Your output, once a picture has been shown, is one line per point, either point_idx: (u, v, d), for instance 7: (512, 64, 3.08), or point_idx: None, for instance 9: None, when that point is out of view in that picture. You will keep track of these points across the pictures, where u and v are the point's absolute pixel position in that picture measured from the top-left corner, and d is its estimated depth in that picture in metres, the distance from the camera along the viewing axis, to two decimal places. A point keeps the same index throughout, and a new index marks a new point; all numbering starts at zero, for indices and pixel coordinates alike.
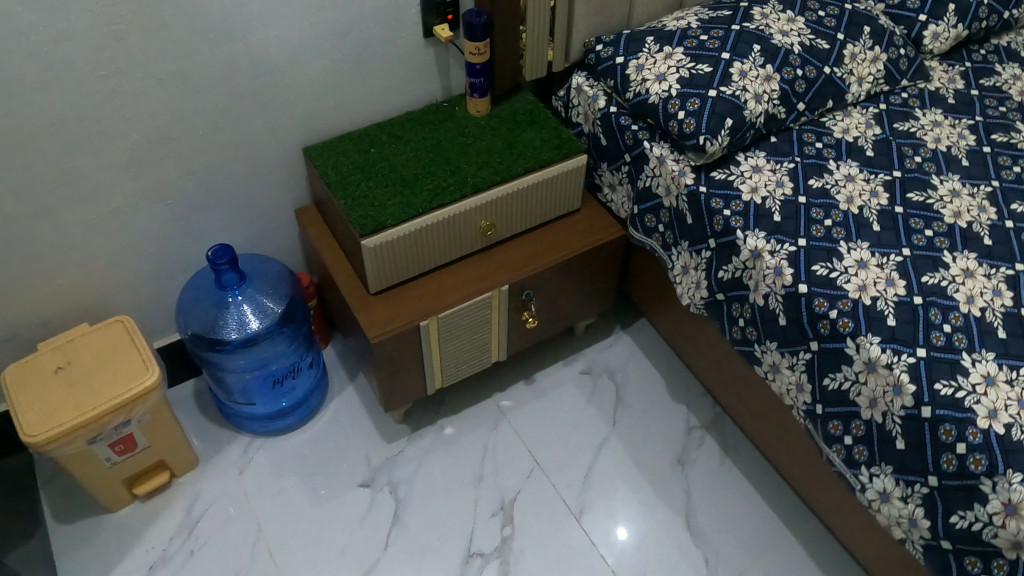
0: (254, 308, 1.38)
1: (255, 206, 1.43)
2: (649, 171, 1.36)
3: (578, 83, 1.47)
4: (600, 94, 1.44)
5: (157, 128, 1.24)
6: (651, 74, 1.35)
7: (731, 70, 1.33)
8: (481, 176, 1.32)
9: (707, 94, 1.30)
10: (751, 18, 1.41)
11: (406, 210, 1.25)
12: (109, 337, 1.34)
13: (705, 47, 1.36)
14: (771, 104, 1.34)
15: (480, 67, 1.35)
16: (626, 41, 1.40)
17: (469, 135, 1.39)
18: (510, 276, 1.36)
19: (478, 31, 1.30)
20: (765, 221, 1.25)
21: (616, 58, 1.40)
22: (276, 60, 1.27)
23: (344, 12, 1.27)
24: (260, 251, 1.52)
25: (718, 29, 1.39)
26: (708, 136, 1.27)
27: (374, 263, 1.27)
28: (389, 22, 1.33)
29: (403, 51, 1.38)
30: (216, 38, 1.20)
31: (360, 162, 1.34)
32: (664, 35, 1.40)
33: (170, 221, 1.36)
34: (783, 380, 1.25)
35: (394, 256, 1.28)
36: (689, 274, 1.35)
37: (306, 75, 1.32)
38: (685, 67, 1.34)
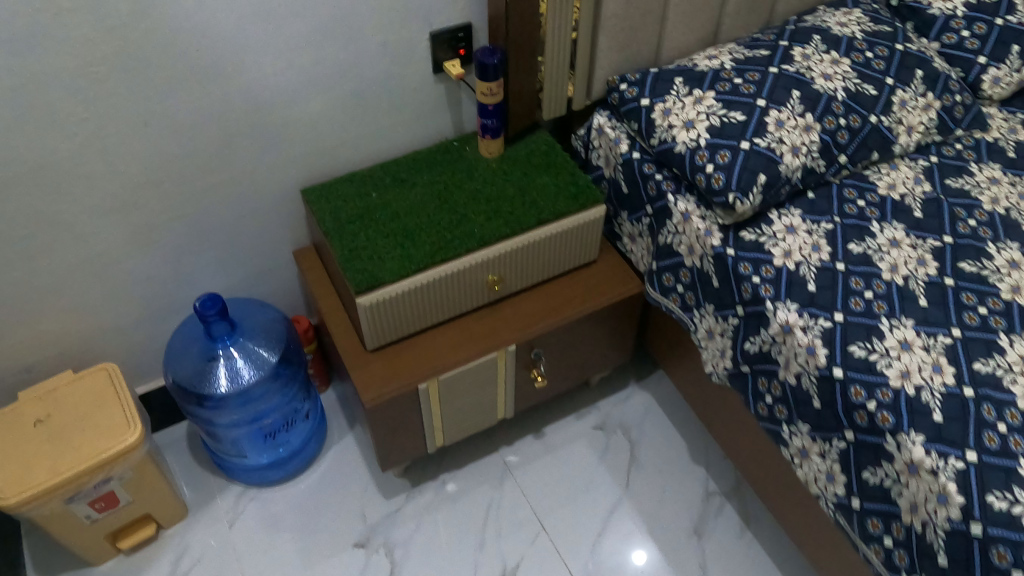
0: (244, 356, 1.30)
1: (251, 248, 1.35)
2: (671, 226, 1.25)
3: (599, 123, 1.35)
4: (623, 137, 1.32)
5: (144, 170, 1.16)
6: (678, 120, 1.23)
7: (767, 119, 1.21)
8: (489, 228, 1.21)
9: (739, 146, 1.18)
10: (791, 59, 1.30)
11: (406, 266, 1.16)
12: (93, 387, 1.28)
13: (739, 92, 1.24)
14: (810, 158, 1.22)
15: (493, 108, 1.24)
16: (652, 82, 1.29)
17: (478, 179, 1.29)
18: (517, 336, 1.26)
19: (491, 71, 1.19)
20: (798, 290, 1.13)
21: (641, 100, 1.28)
22: (272, 99, 1.18)
23: (347, 48, 1.18)
24: (257, 292, 1.44)
25: (754, 72, 1.28)
26: (738, 195, 1.15)
27: (370, 320, 1.17)
28: (397, 59, 1.23)
29: (412, 88, 1.28)
30: (207, 76, 1.11)
31: (361, 207, 1.24)
32: (695, 76, 1.28)
33: (160, 264, 1.29)
34: (811, 467, 1.14)
35: (390, 312, 1.18)
36: (713, 340, 1.24)
37: (305, 114, 1.23)
38: (716, 114, 1.22)
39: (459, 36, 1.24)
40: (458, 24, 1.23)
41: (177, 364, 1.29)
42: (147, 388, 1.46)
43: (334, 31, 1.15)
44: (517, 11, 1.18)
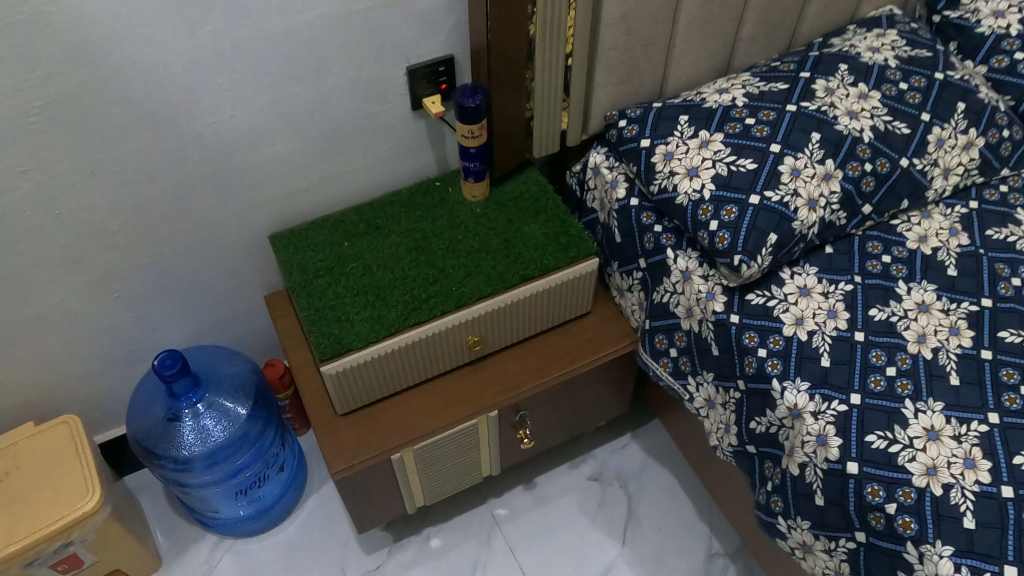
0: (211, 411, 1.21)
1: (219, 294, 1.25)
2: (668, 284, 1.13)
3: (595, 162, 1.22)
4: (620, 179, 1.19)
5: (96, 222, 1.05)
6: (680, 167, 1.11)
7: (780, 168, 1.08)
8: (468, 285, 1.10)
9: (748, 201, 1.05)
10: (812, 95, 1.16)
11: (375, 329, 1.06)
12: (52, 443, 1.21)
13: (751, 135, 1.11)
14: (829, 211, 1.09)
15: (478, 151, 1.12)
16: (654, 120, 1.16)
17: (459, 226, 1.17)
18: (500, 400, 1.15)
19: (475, 113, 1.06)
20: (810, 366, 1.00)
21: (641, 140, 1.15)
22: (234, 145, 1.07)
23: (315, 87, 1.06)
24: (229, 336, 1.34)
25: (770, 110, 1.14)
26: (744, 258, 1.03)
27: (339, 384, 1.08)
28: (372, 95, 1.10)
29: (391, 126, 1.15)
30: (159, 121, 0.99)
31: (330, 258, 1.13)
32: (702, 114, 1.15)
33: (121, 314, 1.19)
34: (816, 563, 1.02)
35: (360, 377, 1.08)
36: (714, 411, 1.13)
37: (271, 158, 1.11)
38: (723, 162, 1.09)
39: (440, 70, 1.11)
40: (439, 57, 1.11)
41: (141, 422, 1.20)
42: (108, 434, 1.39)
43: (301, 69, 1.03)
44: (502, 44, 1.05)
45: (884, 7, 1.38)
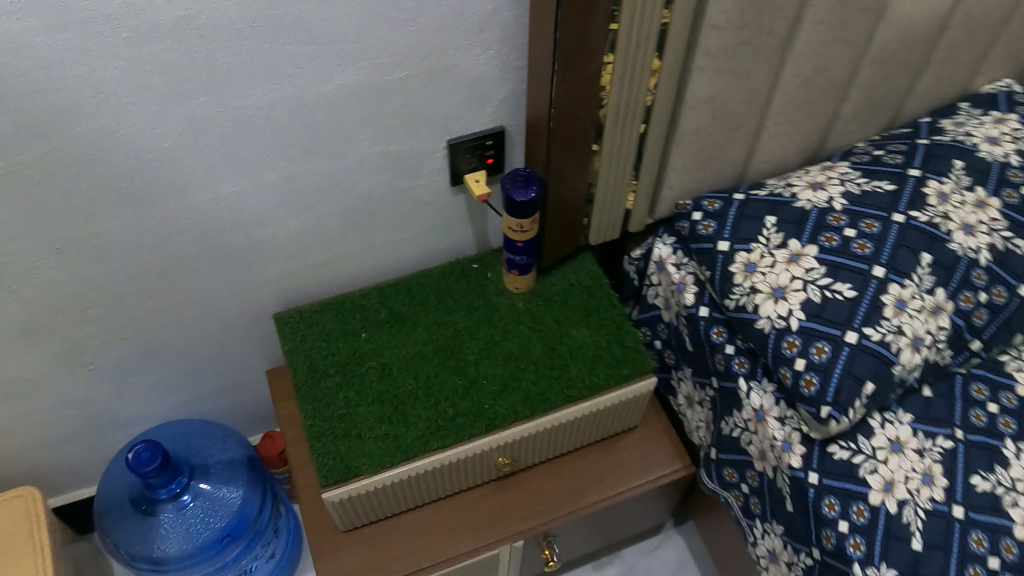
0: (196, 502, 1.06)
1: (213, 369, 1.09)
2: (739, 418, 0.98)
3: (659, 256, 1.04)
4: (689, 281, 1.01)
5: (66, 299, 0.89)
6: (764, 284, 0.94)
7: (884, 299, 0.91)
8: (503, 404, 0.94)
9: (844, 339, 0.89)
10: (922, 201, 0.98)
11: (393, 452, 0.90)
12: (7, 520, 1.04)
13: (850, 251, 0.94)
14: (935, 351, 0.93)
15: (527, 245, 0.94)
16: (735, 218, 0.98)
17: (497, 324, 1.00)
18: (526, 528, 1.01)
19: (529, 207, 0.89)
20: (898, 548, 0.86)
21: (718, 241, 0.98)
22: (236, 222, 0.89)
23: (337, 160, 0.88)
24: (224, 408, 1.18)
25: (873, 219, 0.96)
26: (834, 410, 0.88)
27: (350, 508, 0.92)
28: (406, 169, 0.93)
29: (424, 201, 0.98)
30: (145, 194, 0.82)
31: (344, 354, 0.97)
32: (792, 217, 0.97)
33: (97, 389, 1.03)
34: None
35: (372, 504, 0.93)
36: (776, 565, 0.99)
37: (280, 235, 0.93)
38: (816, 284, 0.92)
39: (487, 144, 0.94)
40: (487, 129, 0.93)
41: (117, 508, 1.07)
42: (63, 498, 1.20)
43: (320, 140, 0.85)
44: (568, 129, 0.87)
45: (1002, 81, 1.16)
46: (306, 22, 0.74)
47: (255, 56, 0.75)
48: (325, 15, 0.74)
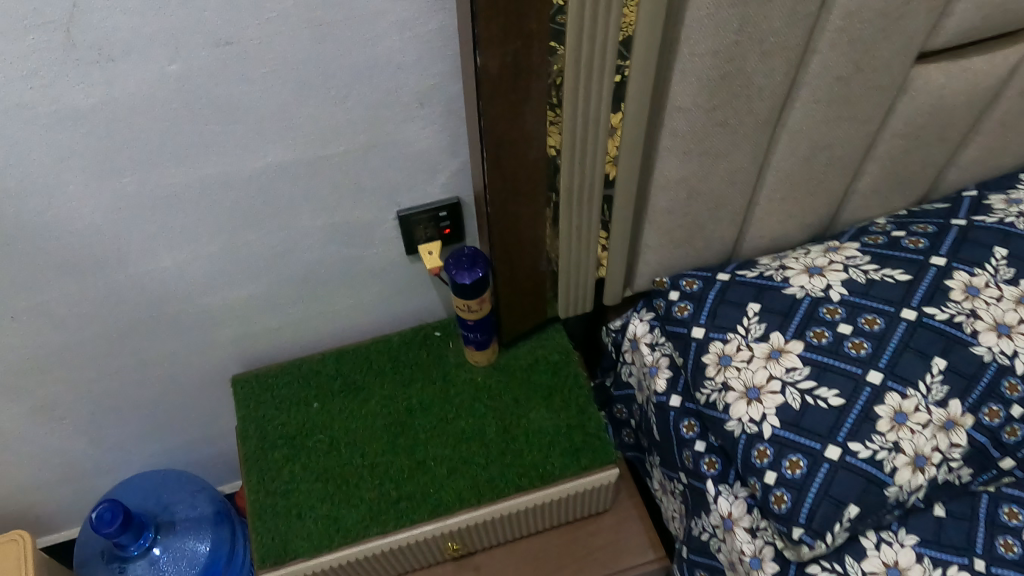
0: (168, 558, 1.05)
1: (189, 419, 1.10)
2: (708, 523, 0.88)
3: (634, 333, 0.95)
4: (663, 364, 0.92)
5: (32, 359, 0.91)
6: (737, 381, 0.83)
7: (878, 410, 0.78)
8: (449, 488, 0.89)
9: (824, 454, 0.78)
10: (942, 296, 0.84)
11: (332, 534, 0.86)
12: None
13: (842, 351, 0.82)
14: (945, 471, 0.78)
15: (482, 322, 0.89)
16: (713, 302, 0.88)
17: (452, 401, 0.96)
18: None
19: (478, 286, 0.84)
20: None
21: (693, 326, 0.88)
22: (191, 288, 0.89)
23: (286, 230, 0.86)
24: (205, 454, 1.19)
25: (876, 314, 0.83)
26: (807, 533, 0.77)
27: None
28: (360, 239, 0.90)
29: (385, 269, 0.94)
30: (94, 265, 0.83)
31: (294, 425, 0.95)
32: (779, 306, 0.86)
33: (77, 437, 1.05)
34: None
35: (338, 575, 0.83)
36: None
37: (237, 300, 0.93)
38: (796, 386, 0.81)
39: (441, 216, 0.88)
40: (442, 201, 0.88)
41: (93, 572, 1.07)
42: (54, 536, 1.24)
43: (263, 213, 0.83)
44: (514, 210, 0.80)
45: None
46: (232, 102, 0.71)
47: (182, 135, 0.73)
48: (250, 95, 0.72)
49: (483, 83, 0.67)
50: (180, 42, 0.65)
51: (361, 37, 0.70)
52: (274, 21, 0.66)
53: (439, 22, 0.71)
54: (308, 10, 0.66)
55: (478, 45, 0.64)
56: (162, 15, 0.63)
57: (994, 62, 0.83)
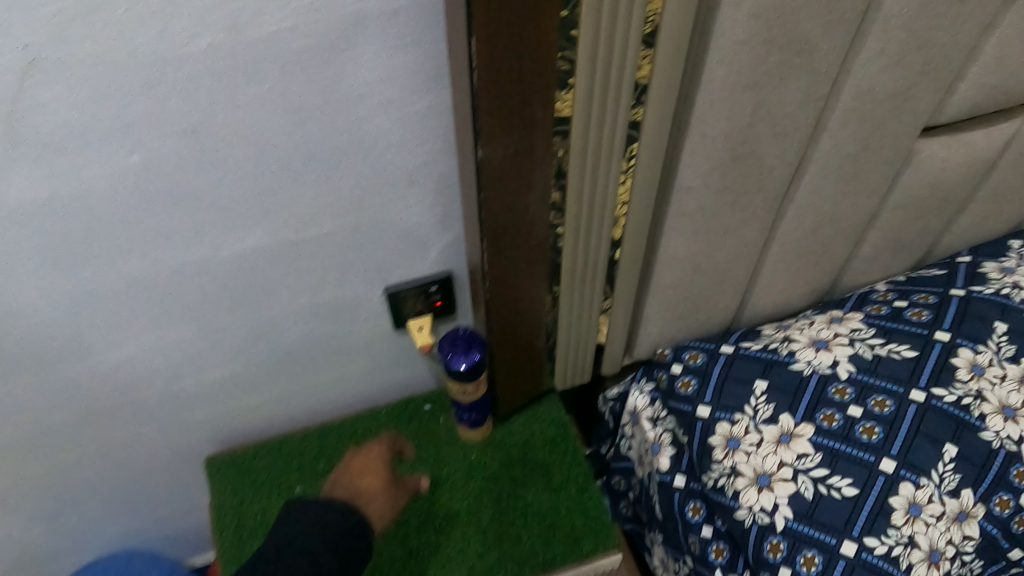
0: None
1: (157, 497, 1.02)
2: None
3: (635, 406, 0.91)
4: (666, 441, 0.87)
5: None
6: (747, 467, 0.79)
7: (894, 502, 0.75)
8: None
9: (839, 551, 0.74)
10: (949, 375, 0.82)
11: None
12: None
13: (853, 436, 0.79)
14: (959, 566, 0.75)
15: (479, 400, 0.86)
16: (718, 378, 0.85)
17: (445, 480, 0.91)
18: None
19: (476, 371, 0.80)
20: None
21: (698, 404, 0.84)
22: (163, 369, 0.83)
23: (267, 310, 0.80)
24: (174, 530, 1.11)
25: (885, 395, 0.81)
26: None
27: (379, 511, 0.81)
28: (346, 315, 0.84)
29: (372, 343, 0.89)
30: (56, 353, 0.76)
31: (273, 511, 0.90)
32: (787, 384, 0.83)
33: (34, 523, 0.97)
34: None
35: (398, 500, 0.84)
36: None
37: (213, 379, 0.86)
38: (808, 474, 0.78)
39: (431, 290, 0.83)
40: (431, 276, 0.82)
41: None
42: None
43: (235, 295, 0.77)
44: (512, 296, 0.76)
45: None
46: (199, 190, 0.66)
47: (141, 225, 0.67)
48: (219, 181, 0.66)
49: (483, 180, 0.62)
50: (142, 130, 0.60)
51: (345, 119, 0.65)
52: (249, 107, 0.62)
53: (430, 101, 0.66)
54: (286, 95, 0.62)
55: (480, 138, 0.59)
56: (122, 104, 0.58)
57: (993, 135, 0.82)
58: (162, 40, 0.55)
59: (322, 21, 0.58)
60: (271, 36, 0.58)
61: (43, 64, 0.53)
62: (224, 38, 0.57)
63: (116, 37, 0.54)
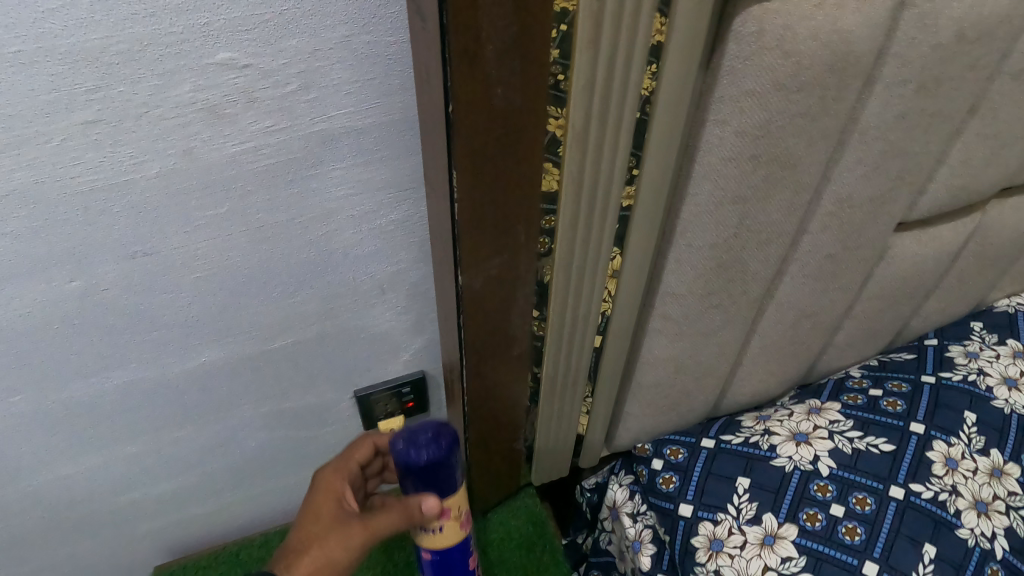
0: None
1: None
2: None
3: (614, 500, 0.89)
4: (646, 538, 0.85)
5: None
6: (731, 572, 0.77)
7: None
8: None
9: None
10: (926, 470, 0.81)
11: None
12: None
13: (836, 537, 0.77)
14: None
15: (450, 531, 0.71)
16: (698, 476, 0.83)
17: None
18: None
19: (448, 476, 0.69)
20: None
21: (679, 502, 0.83)
22: (116, 481, 0.78)
23: (232, 415, 0.76)
24: None
25: (866, 493, 0.80)
26: None
27: (343, 556, 0.64)
28: (315, 416, 0.81)
29: (342, 440, 0.85)
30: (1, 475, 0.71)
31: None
32: (769, 481, 0.81)
33: None
34: None
35: (394, 516, 0.66)
36: None
37: (174, 484, 0.82)
38: None
39: (404, 391, 0.80)
40: (403, 376, 0.79)
41: None
42: None
43: (197, 404, 0.73)
44: (489, 401, 0.73)
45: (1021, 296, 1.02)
46: (152, 308, 0.63)
47: (89, 346, 0.63)
48: (172, 301, 0.63)
49: (464, 301, 0.60)
50: (91, 255, 0.57)
51: (311, 236, 0.62)
52: (205, 229, 0.58)
53: (403, 212, 0.63)
54: (247, 215, 0.58)
55: (460, 265, 0.57)
56: (71, 230, 0.55)
57: (958, 228, 0.83)
58: (110, 166, 0.52)
59: (285, 141, 0.54)
60: (230, 158, 0.54)
61: None
62: (178, 162, 0.53)
63: (60, 164, 0.50)
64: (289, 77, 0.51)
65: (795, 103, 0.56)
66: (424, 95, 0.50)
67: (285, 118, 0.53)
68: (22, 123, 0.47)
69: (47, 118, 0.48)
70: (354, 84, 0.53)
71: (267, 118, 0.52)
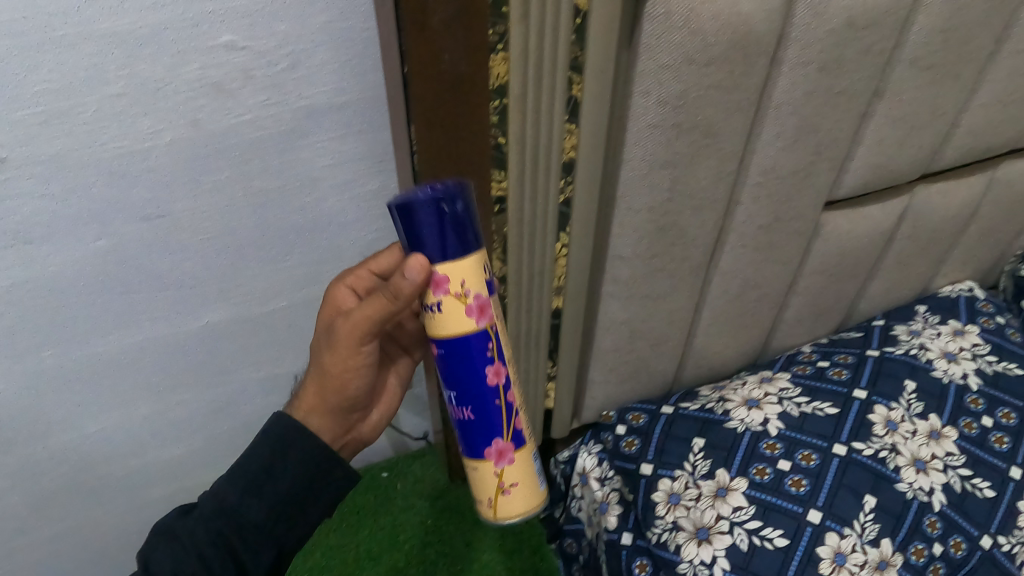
0: None
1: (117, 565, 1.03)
2: None
3: (584, 467, 0.96)
4: (612, 500, 0.92)
5: None
6: (687, 521, 0.83)
7: (820, 552, 0.79)
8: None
9: None
10: (867, 430, 0.88)
11: None
12: None
13: (783, 488, 0.84)
14: None
15: (456, 311, 0.56)
16: (657, 439, 0.90)
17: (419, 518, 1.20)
18: None
19: (448, 227, 0.53)
20: None
21: (640, 462, 0.89)
22: (128, 438, 0.86)
23: (232, 373, 0.86)
24: None
25: (811, 449, 0.86)
26: None
27: (336, 362, 0.66)
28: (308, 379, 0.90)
29: None
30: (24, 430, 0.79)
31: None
32: (722, 441, 0.88)
33: None
34: None
35: (376, 304, 0.61)
36: None
37: (178, 442, 0.90)
38: (743, 526, 0.82)
39: None
40: None
41: None
42: None
43: (201, 361, 0.82)
44: None
45: (963, 283, 1.10)
46: (162, 268, 0.72)
47: (108, 303, 0.73)
48: (181, 261, 0.72)
49: None
50: (113, 216, 0.66)
51: (300, 201, 0.72)
52: (209, 193, 0.68)
53: (379, 180, 0.73)
54: (244, 181, 0.68)
55: None
56: (97, 192, 0.64)
57: (888, 210, 0.91)
58: (132, 135, 0.62)
59: (277, 115, 0.65)
60: (231, 128, 0.64)
61: (19, 160, 0.60)
62: (187, 131, 0.63)
63: (90, 133, 0.60)
64: (279, 58, 0.61)
65: (708, 77, 0.64)
66: (390, 67, 0.60)
67: (277, 95, 0.63)
68: (61, 97, 0.57)
69: (82, 92, 0.58)
70: (334, 64, 0.63)
71: (261, 94, 0.63)
